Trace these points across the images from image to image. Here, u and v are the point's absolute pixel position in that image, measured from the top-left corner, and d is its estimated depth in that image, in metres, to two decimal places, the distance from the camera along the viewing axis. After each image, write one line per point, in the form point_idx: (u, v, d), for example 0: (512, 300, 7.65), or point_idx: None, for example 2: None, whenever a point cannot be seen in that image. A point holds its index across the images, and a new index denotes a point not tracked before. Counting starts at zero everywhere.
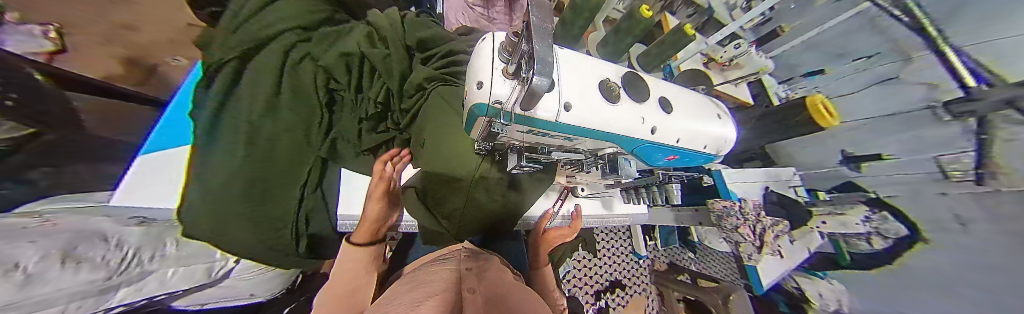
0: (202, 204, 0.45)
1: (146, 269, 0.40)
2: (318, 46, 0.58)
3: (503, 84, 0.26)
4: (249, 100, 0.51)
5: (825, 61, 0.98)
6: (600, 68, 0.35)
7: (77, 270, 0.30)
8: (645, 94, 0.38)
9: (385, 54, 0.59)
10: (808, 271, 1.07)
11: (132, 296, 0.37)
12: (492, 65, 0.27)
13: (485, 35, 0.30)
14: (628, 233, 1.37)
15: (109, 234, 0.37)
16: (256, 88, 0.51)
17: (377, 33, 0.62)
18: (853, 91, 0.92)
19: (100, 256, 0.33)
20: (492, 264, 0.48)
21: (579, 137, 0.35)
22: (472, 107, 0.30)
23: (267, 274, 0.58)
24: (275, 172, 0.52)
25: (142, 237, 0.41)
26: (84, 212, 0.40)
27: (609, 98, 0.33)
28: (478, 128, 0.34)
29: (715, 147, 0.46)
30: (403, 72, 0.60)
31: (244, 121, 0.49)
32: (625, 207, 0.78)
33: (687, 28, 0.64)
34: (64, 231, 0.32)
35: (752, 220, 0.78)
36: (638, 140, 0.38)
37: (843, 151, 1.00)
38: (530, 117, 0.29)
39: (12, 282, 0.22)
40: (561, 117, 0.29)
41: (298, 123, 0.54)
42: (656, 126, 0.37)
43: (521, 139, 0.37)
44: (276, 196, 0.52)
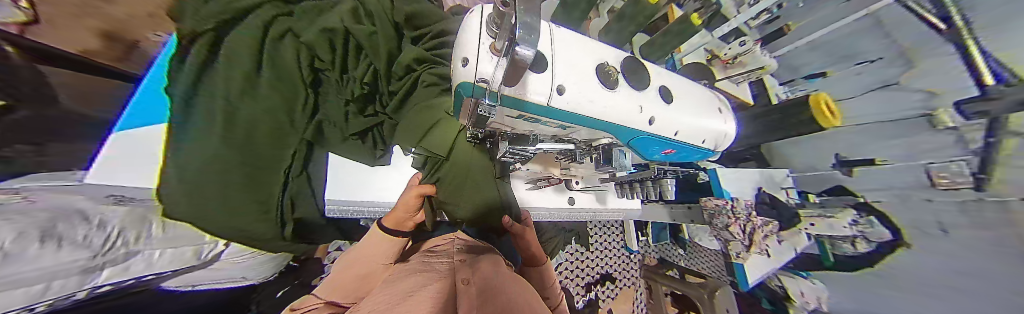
0: (180, 185, 0.43)
1: (132, 250, 0.39)
2: (300, 23, 0.56)
3: (489, 61, 0.25)
4: (225, 76, 0.48)
5: (829, 62, 0.94)
6: (598, 52, 0.34)
7: (58, 249, 0.29)
8: (645, 83, 0.37)
9: (370, 29, 0.56)
10: (792, 270, 1.10)
11: (118, 275, 0.37)
12: (479, 40, 0.25)
13: (474, 9, 0.29)
14: (621, 228, 1.40)
15: (88, 213, 0.36)
16: (233, 64, 0.48)
17: (363, 7, 0.58)
18: (852, 95, 0.92)
19: (82, 234, 0.32)
20: (477, 255, 0.47)
21: (576, 125, 0.34)
22: (459, 88, 0.29)
23: (258, 258, 0.58)
24: (258, 154, 0.50)
25: (124, 217, 0.40)
26: (59, 189, 0.39)
27: (606, 84, 0.32)
28: (467, 111, 0.32)
29: (713, 142, 0.46)
30: (391, 50, 0.57)
31: (221, 100, 0.47)
32: (619, 202, 0.78)
33: (694, 17, 0.63)
34: (39, 208, 0.31)
35: (743, 218, 0.80)
36: (635, 131, 0.37)
37: (837, 155, 1.00)
38: (520, 100, 0.28)
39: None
40: (552, 100, 0.28)
41: (279, 103, 0.52)
42: (653, 117, 0.36)
43: (511, 124, 0.36)
44: (262, 179, 0.51)
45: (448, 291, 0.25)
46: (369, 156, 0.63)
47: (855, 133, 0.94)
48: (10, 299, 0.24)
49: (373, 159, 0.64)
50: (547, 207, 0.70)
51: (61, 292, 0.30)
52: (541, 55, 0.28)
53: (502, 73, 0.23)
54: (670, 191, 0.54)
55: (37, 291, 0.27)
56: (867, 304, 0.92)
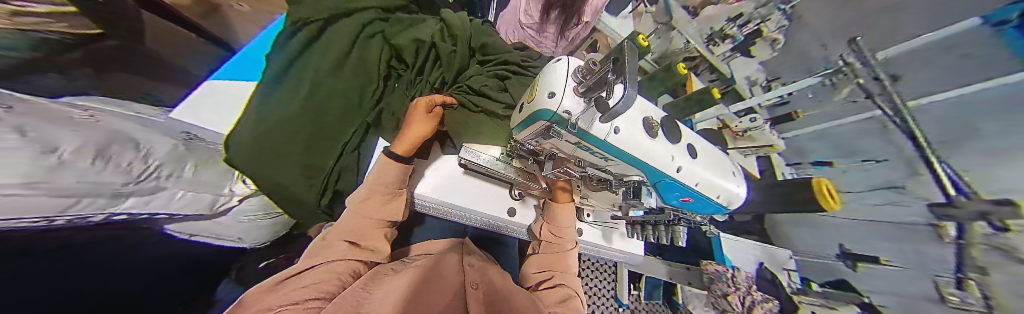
0: (254, 138, 0.46)
1: (160, 186, 0.41)
2: (392, 29, 0.66)
3: (571, 97, 0.31)
4: (322, 57, 0.56)
5: (836, 154, 0.88)
6: (644, 105, 0.39)
7: (102, 170, 0.31)
8: (678, 137, 0.41)
9: (453, 47, 0.65)
10: None
11: (136, 208, 0.38)
12: (564, 80, 0.31)
13: (558, 57, 0.34)
14: (614, 275, 1.31)
15: (139, 142, 0.39)
16: (330, 48, 0.57)
17: (447, 27, 0.69)
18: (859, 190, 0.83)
19: (126, 160, 0.35)
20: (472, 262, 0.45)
21: (619, 159, 0.38)
22: (534, 113, 0.34)
23: (260, 222, 0.60)
24: (323, 125, 0.55)
25: (169, 154, 0.43)
26: (129, 116, 0.43)
27: (649, 133, 0.37)
28: (533, 129, 0.37)
29: (727, 199, 0.47)
30: (461, 65, 0.66)
31: (310, 75, 0.54)
32: (625, 243, 0.77)
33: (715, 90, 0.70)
34: (99, 129, 0.34)
35: (743, 291, 0.80)
36: (664, 175, 0.40)
37: (841, 246, 0.89)
38: (587, 132, 0.33)
39: (30, 166, 0.23)
40: (610, 136, 0.35)
41: (355, 86, 0.58)
42: (681, 166, 0.40)
43: (562, 147, 0.41)
44: (319, 146, 0.55)
45: (461, 300, 0.25)
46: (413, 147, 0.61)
47: (856, 228, 0.86)
48: (41, 205, 0.26)
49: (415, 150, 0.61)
50: None
51: (85, 210, 0.31)
52: None
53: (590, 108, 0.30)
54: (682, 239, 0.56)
55: (67, 205, 0.28)
56: None
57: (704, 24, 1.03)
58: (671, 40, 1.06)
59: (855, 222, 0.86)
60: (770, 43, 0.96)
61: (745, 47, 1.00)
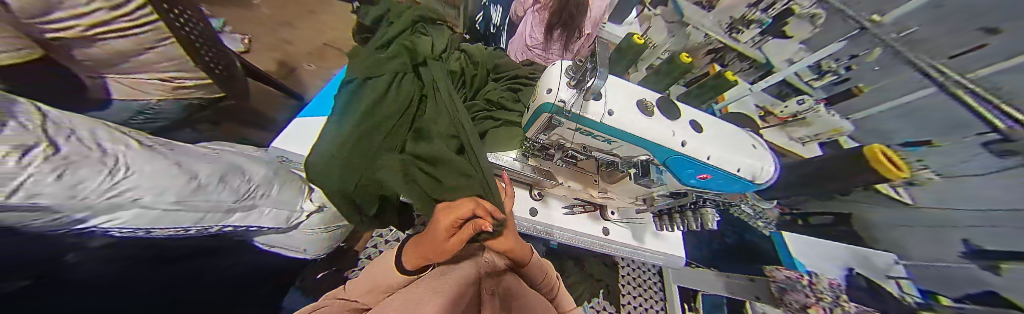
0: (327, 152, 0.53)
1: (254, 204, 0.51)
2: (424, 61, 0.74)
3: (566, 90, 0.39)
4: (372, 86, 0.64)
5: (932, 131, 0.71)
6: (640, 92, 0.43)
7: (220, 190, 0.43)
8: (676, 114, 0.42)
9: (476, 73, 0.77)
10: None
11: (237, 221, 0.48)
12: (560, 77, 0.39)
13: (556, 63, 0.43)
14: (662, 293, 1.06)
15: (244, 170, 0.51)
16: (376, 79, 0.66)
17: (471, 58, 0.80)
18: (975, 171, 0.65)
19: (234, 183, 0.47)
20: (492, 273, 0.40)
21: (620, 140, 0.41)
22: (539, 106, 0.42)
23: (311, 235, 0.67)
24: (372, 139, 0.58)
25: (263, 178, 0.54)
26: (242, 153, 0.58)
27: (646, 113, 0.40)
28: (540, 123, 0.45)
29: (750, 170, 0.42)
30: (480, 85, 0.77)
31: (368, 99, 0.61)
32: (658, 241, 0.69)
33: (729, 74, 0.66)
34: (219, 161, 0.47)
35: (827, 301, 0.82)
36: (668, 150, 0.41)
37: (967, 242, 0.69)
38: (581, 117, 0.39)
39: (175, 192, 0.36)
40: (605, 119, 0.39)
41: (398, 105, 0.64)
42: (685, 140, 0.40)
43: (569, 138, 0.45)
44: (370, 162, 0.56)
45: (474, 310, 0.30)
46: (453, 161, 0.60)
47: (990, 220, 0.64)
48: (183, 218, 0.39)
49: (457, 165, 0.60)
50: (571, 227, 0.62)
51: (208, 222, 0.43)
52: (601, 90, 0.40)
53: (576, 99, 0.38)
54: (713, 222, 0.49)
55: (198, 217, 0.41)
56: None
57: (723, 14, 1.10)
58: (689, 35, 1.16)
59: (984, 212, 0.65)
60: (809, 19, 0.93)
61: (777, 29, 1.00)
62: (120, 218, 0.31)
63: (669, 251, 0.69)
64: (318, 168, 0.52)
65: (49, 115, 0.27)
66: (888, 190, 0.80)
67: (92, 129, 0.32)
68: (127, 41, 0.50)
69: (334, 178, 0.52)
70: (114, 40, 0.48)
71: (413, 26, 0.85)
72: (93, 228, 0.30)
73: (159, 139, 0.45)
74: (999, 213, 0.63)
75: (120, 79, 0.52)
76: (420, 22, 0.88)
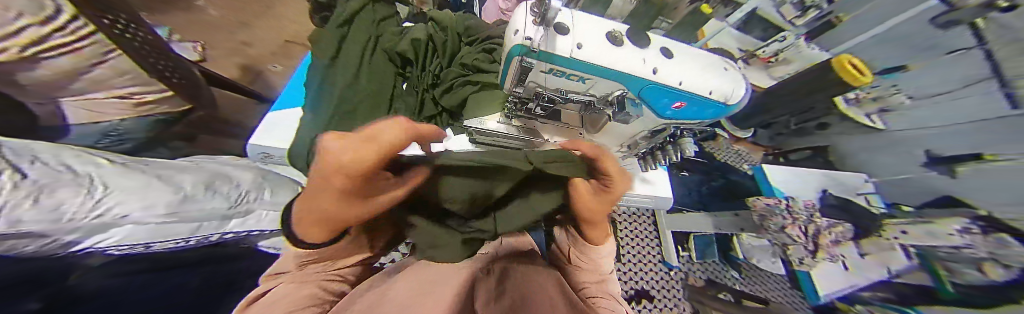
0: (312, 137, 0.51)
1: (248, 209, 0.52)
2: (389, 37, 0.71)
3: (534, 28, 0.34)
4: (342, 68, 0.61)
5: (907, 52, 0.71)
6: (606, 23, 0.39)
7: (209, 198, 0.45)
8: (647, 42, 0.40)
9: (447, 39, 0.72)
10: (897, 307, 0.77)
11: (237, 227, 0.51)
12: (525, 15, 0.35)
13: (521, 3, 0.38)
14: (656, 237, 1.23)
15: (229, 177, 0.52)
16: (346, 60, 0.62)
17: (437, 23, 0.75)
18: (945, 89, 0.66)
19: (222, 191, 0.48)
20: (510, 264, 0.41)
21: (593, 76, 0.39)
22: (511, 53, 0.39)
23: None
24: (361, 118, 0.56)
25: (253, 183, 0.55)
26: (225, 161, 0.58)
27: (614, 42, 0.37)
28: (515, 72, 0.42)
29: (724, 93, 0.40)
30: (454, 52, 0.72)
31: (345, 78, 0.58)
32: (646, 185, 0.72)
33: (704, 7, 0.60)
34: (200, 172, 0.48)
35: (804, 220, 0.83)
36: (642, 81, 0.38)
37: (928, 152, 0.74)
38: (551, 54, 0.35)
39: (164, 204, 0.39)
40: (576, 54, 0.35)
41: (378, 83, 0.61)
42: (658, 67, 0.37)
43: (546, 84, 0.43)
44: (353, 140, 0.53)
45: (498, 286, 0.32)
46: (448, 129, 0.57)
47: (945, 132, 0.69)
48: (178, 229, 0.41)
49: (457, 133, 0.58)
50: None
51: (206, 231, 0.46)
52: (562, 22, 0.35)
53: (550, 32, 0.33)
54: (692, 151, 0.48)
55: (196, 226, 0.44)
56: None
57: None
58: None
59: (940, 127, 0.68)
60: None
61: None
62: (117, 234, 0.34)
63: (656, 192, 0.71)
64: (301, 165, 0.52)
65: (10, 146, 0.28)
66: (862, 118, 0.85)
67: (58, 155, 0.32)
68: (67, 59, 0.51)
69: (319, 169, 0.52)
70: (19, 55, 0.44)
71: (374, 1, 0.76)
72: (93, 248, 0.33)
73: (137, 159, 0.45)
74: (954, 127, 0.66)
75: (76, 101, 0.57)
76: None
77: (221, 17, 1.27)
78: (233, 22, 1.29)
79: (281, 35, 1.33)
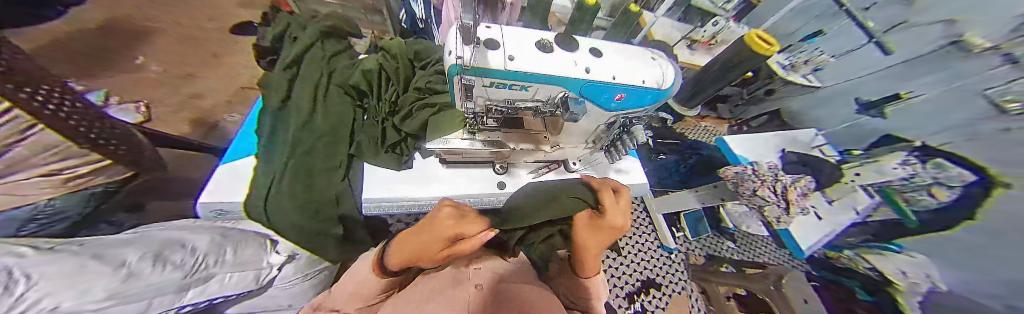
0: (262, 179, 0.51)
1: (211, 272, 0.45)
2: (335, 67, 0.72)
3: (457, 44, 0.32)
4: (297, 109, 0.62)
5: (818, 25, 1.05)
6: (536, 33, 0.38)
7: (160, 271, 0.37)
8: (577, 46, 0.37)
9: (397, 66, 0.72)
10: (881, 244, 0.83)
11: (196, 297, 0.42)
12: (452, 38, 0.33)
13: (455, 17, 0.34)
14: (652, 225, 1.16)
15: (185, 243, 0.45)
16: (299, 98, 0.64)
17: (387, 54, 0.75)
18: (846, 50, 0.96)
19: (179, 258, 0.41)
20: (524, 283, 0.39)
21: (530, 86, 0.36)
22: (450, 72, 0.36)
23: (303, 284, 0.63)
24: (313, 163, 0.56)
25: (209, 246, 0.48)
26: (170, 227, 0.51)
27: (542, 49, 0.35)
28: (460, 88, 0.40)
29: (654, 79, 0.38)
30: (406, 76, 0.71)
31: (299, 118, 0.60)
32: (619, 174, 0.70)
33: (632, 10, 0.71)
34: (144, 243, 0.41)
35: (771, 180, 0.76)
36: (575, 84, 0.36)
37: (859, 99, 0.94)
38: (484, 68, 0.33)
39: (104, 287, 0.30)
40: (508, 65, 0.33)
41: (330, 124, 0.62)
42: (589, 68, 0.35)
43: (488, 96, 0.42)
44: (317, 183, 0.55)
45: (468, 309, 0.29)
46: (395, 161, 0.59)
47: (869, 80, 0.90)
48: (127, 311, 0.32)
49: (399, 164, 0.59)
50: (536, 175, 0.64)
51: (163, 307, 0.37)
52: (489, 39, 0.34)
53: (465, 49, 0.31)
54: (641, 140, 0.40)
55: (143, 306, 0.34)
56: (970, 275, 0.62)
57: None
58: None
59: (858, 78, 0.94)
60: None
61: None
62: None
63: (630, 181, 0.70)
64: (280, 208, 0.50)
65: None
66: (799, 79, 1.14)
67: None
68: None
69: (307, 217, 0.52)
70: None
71: (322, 40, 0.77)
72: None
73: (55, 240, 0.36)
74: (864, 77, 0.92)
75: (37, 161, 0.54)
76: (333, 32, 0.80)
77: (166, 73, 1.22)
78: (179, 76, 1.23)
79: (233, 84, 1.26)
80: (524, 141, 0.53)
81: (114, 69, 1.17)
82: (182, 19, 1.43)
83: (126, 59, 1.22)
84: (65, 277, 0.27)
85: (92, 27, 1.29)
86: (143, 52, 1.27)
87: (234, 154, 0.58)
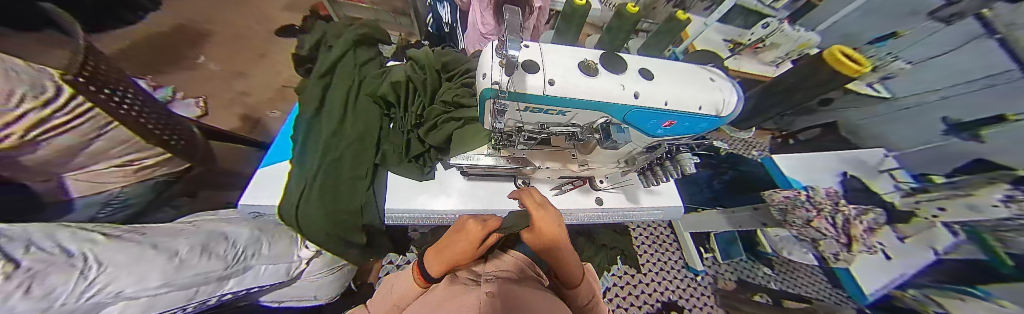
0: (294, 187, 0.54)
1: (249, 263, 0.49)
2: (366, 76, 0.74)
3: (496, 68, 0.31)
4: (330, 118, 0.65)
5: (890, 25, 0.91)
6: (576, 53, 0.35)
7: (207, 260, 0.41)
8: (624, 67, 0.34)
9: (424, 75, 0.69)
10: (955, 289, 0.74)
11: (235, 286, 0.46)
12: (490, 61, 0.31)
13: (487, 45, 0.34)
14: (677, 244, 1.11)
15: (229, 235, 0.49)
16: (333, 107, 0.67)
17: (415, 64, 0.75)
18: (923, 58, 0.83)
19: (221, 250, 0.45)
20: (536, 288, 0.37)
21: (571, 108, 0.33)
22: (481, 95, 0.34)
23: (327, 278, 0.66)
24: (342, 171, 0.58)
25: (248, 238, 0.52)
26: (219, 220, 0.56)
27: (586, 72, 0.32)
28: (489, 112, 0.38)
29: (714, 105, 0.33)
30: (434, 85, 0.69)
31: (330, 127, 0.62)
32: (652, 197, 0.66)
33: (678, 14, 0.64)
34: (197, 235, 0.45)
35: (829, 211, 0.68)
36: (619, 107, 0.33)
37: (946, 118, 0.82)
38: (522, 94, 0.31)
39: (162, 272, 0.33)
40: (547, 91, 0.31)
41: (358, 134, 0.64)
42: (637, 91, 0.32)
43: (520, 119, 0.39)
44: (344, 191, 0.56)
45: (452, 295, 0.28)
46: (419, 172, 0.61)
47: (957, 95, 0.78)
48: (174, 298, 0.35)
49: (423, 175, 0.61)
50: (558, 192, 0.61)
51: (203, 297, 0.41)
52: (528, 61, 0.32)
53: (506, 71, 0.29)
54: (689, 168, 0.41)
55: (192, 292, 0.38)
56: None
57: None
58: None
59: (942, 93, 0.81)
60: None
61: None
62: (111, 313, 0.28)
63: (662, 204, 0.65)
64: (310, 215, 0.52)
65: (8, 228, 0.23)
66: (866, 88, 0.97)
67: (52, 232, 0.28)
68: None
69: (334, 225, 0.54)
70: (60, 140, 0.42)
71: (355, 49, 0.79)
72: None
73: (122, 228, 0.40)
74: (948, 90, 0.80)
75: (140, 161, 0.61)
76: (365, 40, 0.82)
77: (223, 71, 1.36)
78: (233, 74, 1.36)
79: (276, 82, 1.37)
80: (553, 161, 0.52)
81: (182, 67, 1.33)
82: (236, 21, 1.58)
83: (189, 59, 1.37)
84: (128, 261, 0.30)
85: (166, 27, 1.47)
86: (203, 52, 1.41)
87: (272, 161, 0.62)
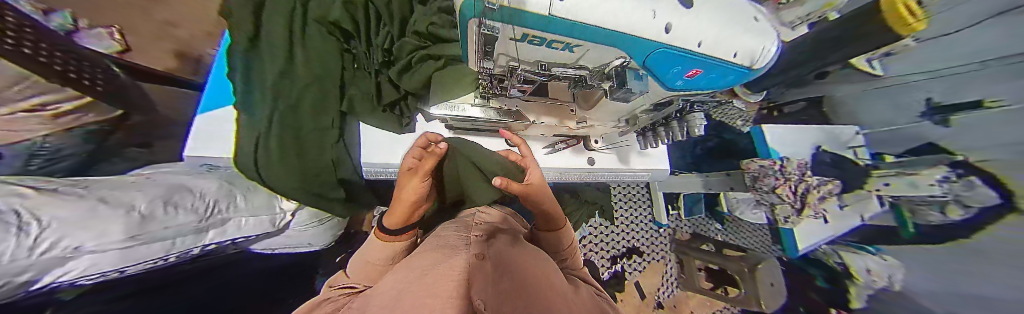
0: (247, 136, 0.46)
1: (226, 216, 0.46)
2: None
3: None
4: (272, 52, 0.52)
5: None
6: None
7: (176, 214, 0.37)
8: None
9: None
10: (857, 245, 0.98)
11: (216, 236, 0.45)
12: None
13: None
14: (649, 201, 1.21)
15: (193, 188, 0.44)
16: (272, 36, 0.53)
17: None
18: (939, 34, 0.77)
19: (189, 203, 0.40)
20: (524, 243, 0.38)
21: (584, 41, 0.25)
22: (461, 9, 0.25)
23: (318, 227, 0.66)
24: (305, 120, 0.52)
25: (218, 191, 0.47)
26: (170, 171, 0.49)
27: None
28: (474, 36, 0.29)
29: (749, 54, 0.30)
30: (403, 13, 0.62)
31: (277, 63, 0.51)
32: (644, 159, 0.67)
33: None
34: (152, 186, 0.40)
35: (795, 180, 0.74)
36: (645, 45, 0.26)
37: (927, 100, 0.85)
38: (518, 12, 0.21)
39: (124, 227, 0.29)
40: (554, 8, 0.20)
41: (316, 75, 0.54)
42: (671, 22, 0.24)
43: (514, 55, 0.32)
44: (311, 142, 0.52)
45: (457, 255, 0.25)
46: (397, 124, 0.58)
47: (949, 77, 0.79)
48: (147, 251, 0.33)
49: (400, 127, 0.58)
50: (551, 150, 0.60)
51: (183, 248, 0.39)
52: None
53: None
54: (699, 128, 0.42)
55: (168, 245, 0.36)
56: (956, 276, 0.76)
57: None
58: None
59: (934, 75, 0.81)
60: None
61: None
62: (76, 267, 0.25)
63: (651, 166, 0.67)
64: (273, 169, 0.47)
65: None
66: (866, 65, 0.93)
67: None
68: None
69: (306, 179, 0.51)
70: None
71: None
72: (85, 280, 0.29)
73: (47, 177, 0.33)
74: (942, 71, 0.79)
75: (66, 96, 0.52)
76: None
77: None
78: None
79: None
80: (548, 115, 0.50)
81: None
82: None
83: None
84: (80, 214, 0.26)
85: None
86: None
87: (214, 101, 0.53)
